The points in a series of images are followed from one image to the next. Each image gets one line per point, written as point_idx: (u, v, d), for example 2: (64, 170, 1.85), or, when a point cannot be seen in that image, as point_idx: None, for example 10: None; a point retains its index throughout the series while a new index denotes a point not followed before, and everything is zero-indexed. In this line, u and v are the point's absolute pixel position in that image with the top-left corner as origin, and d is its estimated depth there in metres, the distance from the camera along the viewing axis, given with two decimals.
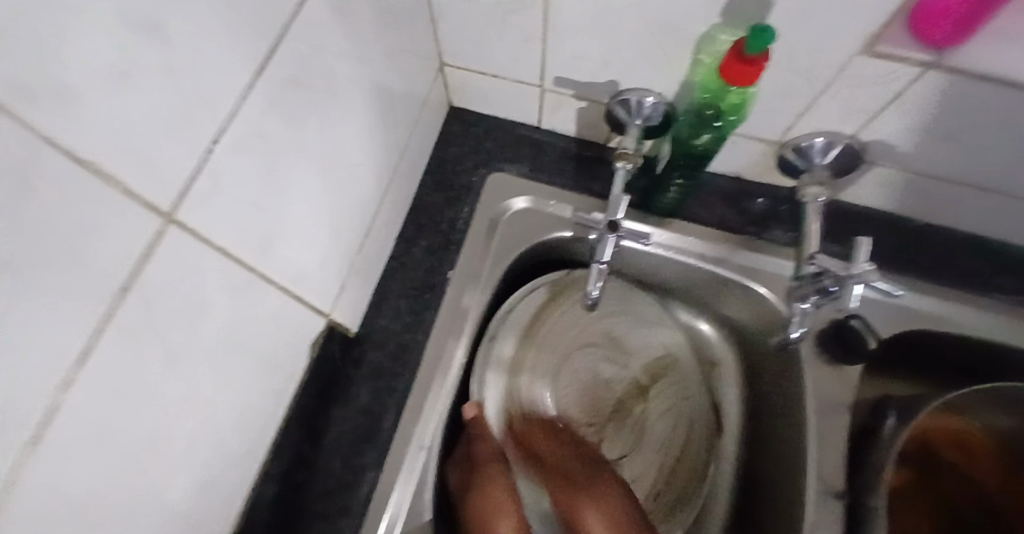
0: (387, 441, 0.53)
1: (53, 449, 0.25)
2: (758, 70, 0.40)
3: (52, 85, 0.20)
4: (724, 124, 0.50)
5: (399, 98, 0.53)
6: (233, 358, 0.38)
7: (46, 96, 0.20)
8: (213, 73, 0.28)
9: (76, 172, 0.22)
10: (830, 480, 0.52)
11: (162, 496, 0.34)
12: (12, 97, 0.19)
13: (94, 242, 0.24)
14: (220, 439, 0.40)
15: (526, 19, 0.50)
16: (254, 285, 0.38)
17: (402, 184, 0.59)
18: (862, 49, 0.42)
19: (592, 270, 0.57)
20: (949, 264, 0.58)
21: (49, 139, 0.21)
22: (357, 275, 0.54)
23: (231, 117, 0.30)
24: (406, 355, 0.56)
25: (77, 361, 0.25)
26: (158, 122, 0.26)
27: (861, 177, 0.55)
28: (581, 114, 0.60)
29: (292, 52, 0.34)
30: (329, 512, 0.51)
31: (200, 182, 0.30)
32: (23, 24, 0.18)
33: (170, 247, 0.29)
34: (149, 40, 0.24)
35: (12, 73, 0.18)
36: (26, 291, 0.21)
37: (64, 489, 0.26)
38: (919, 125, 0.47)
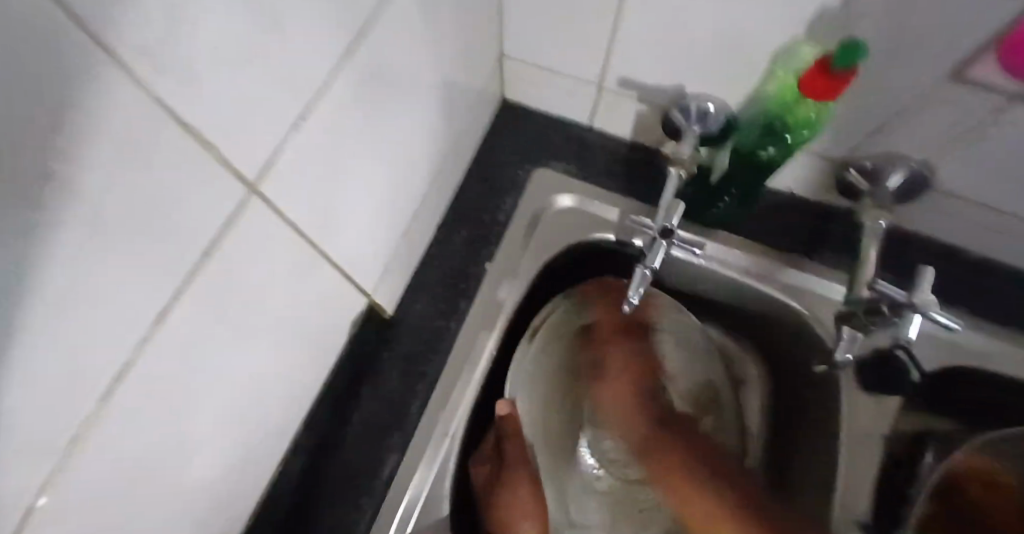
0: (413, 426, 0.54)
1: (119, 409, 0.25)
2: (843, 87, 0.39)
3: (175, 56, 0.20)
4: (793, 137, 0.49)
5: (459, 87, 0.52)
6: (286, 334, 0.39)
7: (168, 64, 0.20)
8: (308, 52, 0.28)
9: (185, 143, 0.23)
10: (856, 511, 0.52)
11: (203, 462, 0.35)
12: (136, 63, 0.19)
13: (189, 210, 0.25)
14: (262, 412, 0.40)
15: (596, 17, 0.49)
16: (315, 264, 0.39)
17: (451, 171, 0.59)
18: (945, 78, 0.41)
19: (635, 275, 0.56)
20: (1007, 306, 0.56)
21: (166, 108, 0.21)
22: (400, 259, 0.55)
23: (318, 96, 0.30)
24: (438, 344, 0.57)
25: (152, 323, 0.25)
26: (257, 100, 0.26)
27: (923, 207, 0.54)
28: (636, 117, 0.59)
29: (378, 36, 0.34)
30: (351, 491, 0.51)
31: (282, 157, 0.29)
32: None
33: (248, 217, 0.29)
34: (262, 17, 0.24)
35: (140, 40, 0.18)
36: (117, 254, 0.21)
37: (121, 446, 0.27)
38: (996, 160, 0.45)
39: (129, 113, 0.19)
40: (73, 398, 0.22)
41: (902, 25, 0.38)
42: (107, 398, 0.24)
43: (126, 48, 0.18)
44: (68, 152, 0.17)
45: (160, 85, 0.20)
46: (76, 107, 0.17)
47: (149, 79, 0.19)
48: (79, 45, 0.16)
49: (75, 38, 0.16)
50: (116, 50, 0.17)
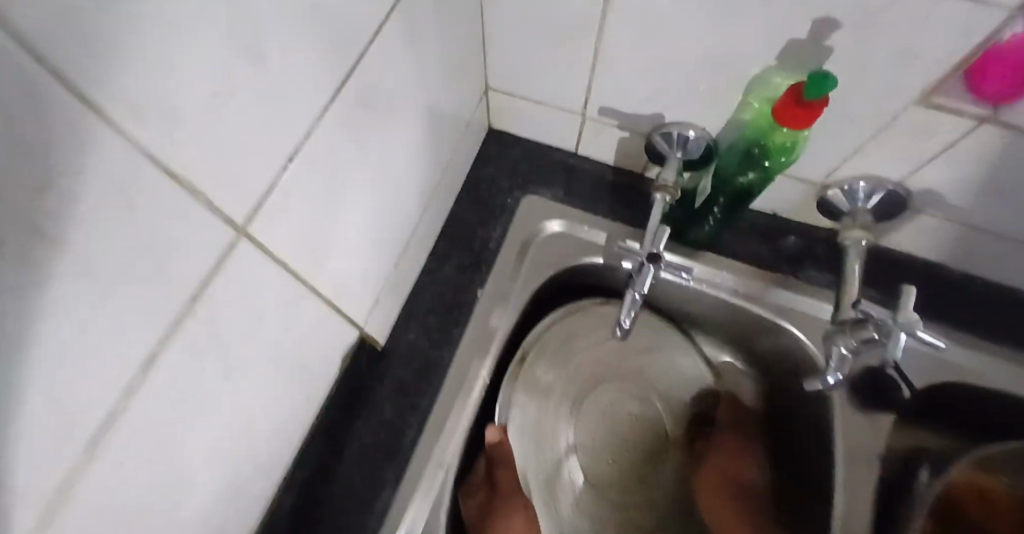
0: (407, 458, 0.53)
1: (109, 456, 0.25)
2: (817, 115, 0.40)
3: (159, 105, 0.21)
4: (772, 164, 0.50)
5: (446, 119, 0.54)
6: (277, 369, 0.39)
7: (151, 114, 0.21)
8: (295, 96, 0.29)
9: (171, 189, 0.23)
10: (855, 533, 0.52)
11: (194, 505, 0.35)
12: (118, 113, 0.19)
13: (179, 255, 0.25)
14: (253, 449, 0.40)
15: (577, 49, 0.51)
16: (305, 300, 0.39)
17: (440, 200, 0.60)
18: (915, 99, 0.42)
19: (624, 301, 0.56)
20: (989, 317, 0.57)
21: (151, 157, 0.21)
22: (391, 290, 0.55)
23: (304, 137, 0.31)
24: (431, 373, 0.57)
25: (141, 369, 0.25)
26: (245, 144, 0.27)
27: (903, 224, 0.55)
28: (621, 143, 0.61)
29: (363, 75, 0.35)
30: (346, 527, 0.51)
31: (271, 198, 0.30)
32: (135, 50, 0.19)
33: (237, 259, 0.30)
34: (249, 64, 0.25)
35: (121, 90, 0.19)
36: (104, 303, 0.22)
37: (112, 496, 0.27)
38: (970, 179, 0.47)
39: (110, 159, 0.20)
40: (61, 445, 0.22)
41: (869, 53, 0.40)
42: (97, 445, 0.24)
43: (106, 95, 0.19)
44: (52, 199, 0.18)
45: (143, 135, 0.21)
46: (51, 159, 0.17)
47: (131, 127, 0.20)
48: (56, 96, 0.17)
49: (51, 89, 0.16)
50: (93, 98, 0.18)
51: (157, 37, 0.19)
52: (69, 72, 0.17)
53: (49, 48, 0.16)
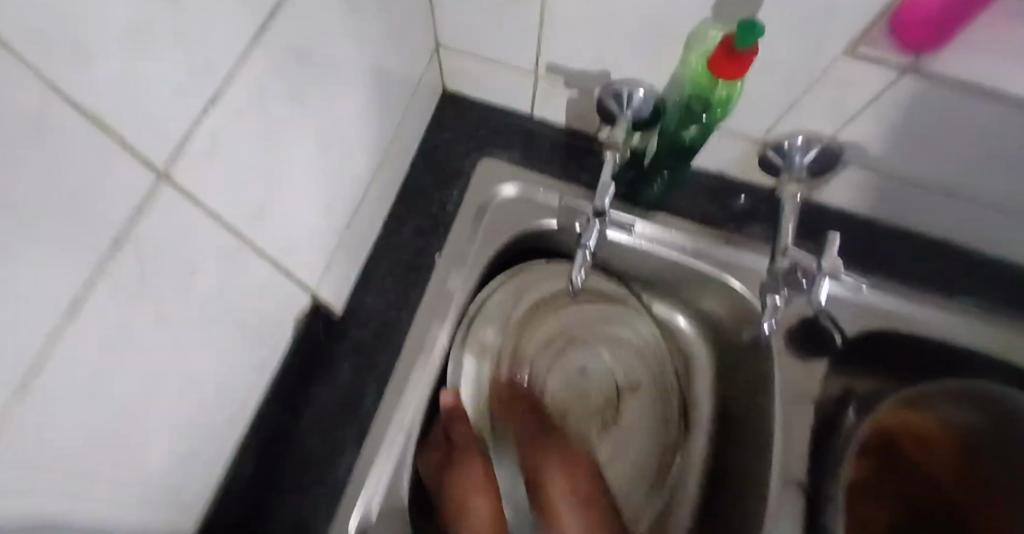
0: (366, 417, 0.54)
1: (44, 398, 0.26)
2: (747, 66, 0.41)
3: (68, 39, 0.21)
4: (710, 117, 0.51)
5: (395, 80, 0.53)
6: (221, 323, 0.39)
7: (59, 49, 0.20)
8: (218, 37, 0.29)
9: (86, 125, 0.23)
10: (794, 471, 0.55)
11: (138, 455, 0.35)
12: (30, 48, 0.19)
13: (95, 194, 0.25)
14: (201, 405, 0.41)
15: (523, 7, 0.51)
16: (245, 254, 0.39)
17: (394, 163, 0.60)
18: (844, 49, 0.43)
19: (577, 256, 0.57)
20: (915, 267, 0.61)
21: (61, 92, 0.21)
22: (345, 252, 0.55)
23: (229, 80, 0.31)
24: (389, 335, 0.58)
25: (68, 309, 0.26)
26: (163, 85, 0.26)
27: (837, 179, 0.58)
28: (573, 105, 0.61)
29: (295, 25, 0.35)
30: (306, 485, 0.52)
31: (195, 141, 0.30)
32: None
33: (163, 202, 0.30)
34: (164, 1, 0.24)
35: (31, 23, 0.19)
36: (19, 243, 0.22)
37: (49, 440, 0.27)
38: (894, 130, 0.49)
39: (23, 96, 0.20)
40: None
41: (800, 8, 0.41)
42: (25, 389, 0.24)
43: (21, 35, 0.19)
44: None
45: (55, 71, 0.21)
46: None
47: (44, 65, 0.20)
48: None
49: None
50: (11, 39, 0.18)
51: None
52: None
53: None
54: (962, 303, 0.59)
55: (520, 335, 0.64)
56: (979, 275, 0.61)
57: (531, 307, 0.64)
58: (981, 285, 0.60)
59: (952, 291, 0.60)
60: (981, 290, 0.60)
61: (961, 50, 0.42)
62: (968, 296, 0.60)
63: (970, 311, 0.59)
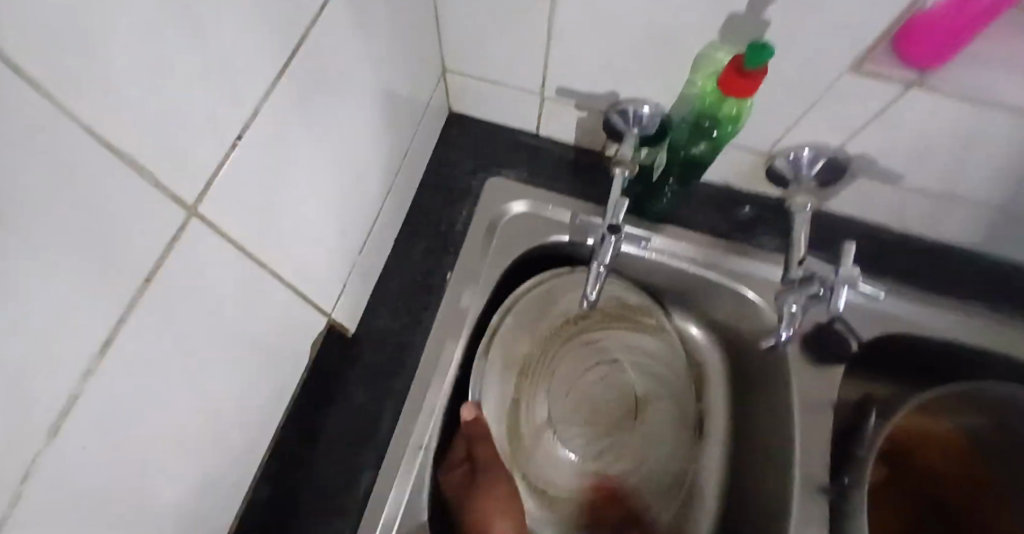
0: (384, 441, 0.54)
1: (71, 442, 0.26)
2: (756, 86, 0.42)
3: (100, 79, 0.21)
4: (720, 134, 0.53)
5: (404, 103, 0.54)
6: (242, 355, 0.39)
7: (91, 90, 0.21)
8: (242, 73, 0.29)
9: (117, 167, 0.23)
10: (815, 478, 0.55)
11: (163, 491, 0.35)
12: (60, 89, 0.19)
13: (126, 235, 0.25)
14: (222, 437, 0.40)
15: (529, 28, 0.51)
16: (266, 284, 0.39)
17: (403, 184, 0.60)
18: (851, 68, 0.44)
19: (590, 272, 0.58)
20: (923, 271, 0.61)
21: (92, 132, 0.21)
22: (358, 276, 0.55)
23: (253, 112, 0.31)
24: (404, 357, 0.58)
25: (96, 352, 0.25)
26: (191, 124, 0.27)
27: (842, 187, 0.58)
28: (580, 121, 0.62)
29: (311, 55, 0.35)
30: (326, 513, 0.51)
31: (221, 176, 0.30)
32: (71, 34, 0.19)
33: (190, 238, 0.30)
34: (191, 39, 0.25)
35: (63, 66, 0.19)
36: (47, 274, 0.21)
37: (73, 483, 0.27)
38: (897, 141, 0.50)
39: (55, 137, 0.20)
40: (24, 429, 0.23)
41: (804, 25, 0.42)
42: (58, 428, 0.25)
43: (49, 75, 0.19)
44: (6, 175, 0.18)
45: (86, 112, 0.21)
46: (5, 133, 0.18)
47: (76, 107, 0.20)
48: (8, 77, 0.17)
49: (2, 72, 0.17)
50: (40, 79, 0.18)
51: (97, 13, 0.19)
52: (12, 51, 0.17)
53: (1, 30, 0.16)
54: (970, 305, 0.60)
55: (538, 351, 0.64)
56: (986, 275, 0.62)
57: (547, 323, 0.65)
58: (989, 285, 0.61)
59: (960, 294, 0.60)
60: (989, 290, 0.61)
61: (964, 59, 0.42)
62: (977, 296, 0.60)
63: (979, 313, 0.59)
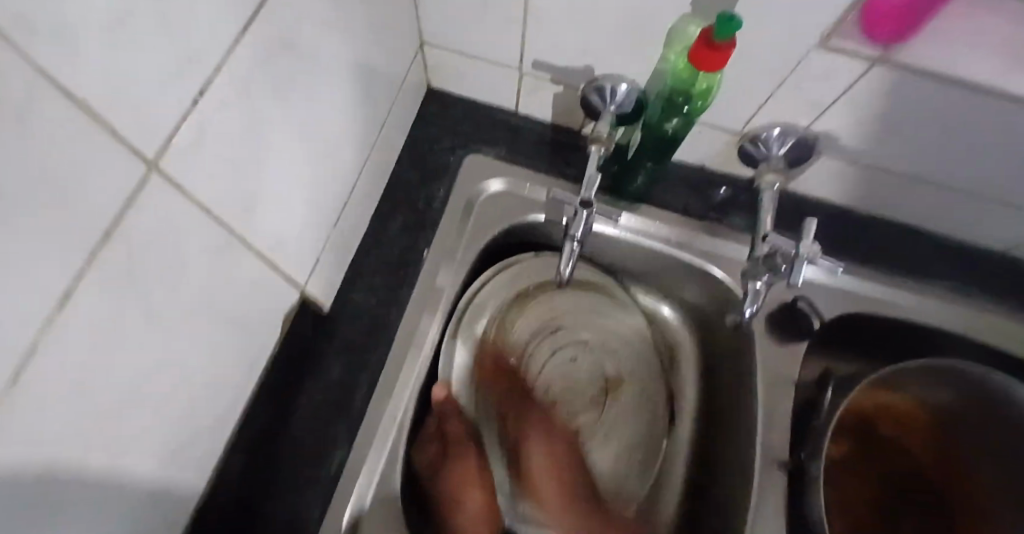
0: (359, 414, 0.54)
1: (31, 393, 0.25)
2: (725, 60, 0.43)
3: (56, 19, 0.21)
4: (692, 109, 0.52)
5: (380, 76, 0.54)
6: (211, 319, 0.39)
7: (46, 30, 0.20)
8: (206, 28, 0.29)
9: (74, 111, 0.23)
10: (774, 452, 0.56)
11: (130, 453, 0.35)
12: (16, 28, 0.19)
13: (85, 185, 0.25)
14: (192, 402, 0.40)
15: (506, 2, 0.51)
16: (235, 249, 0.39)
17: (380, 159, 0.60)
18: (817, 45, 0.45)
19: (565, 248, 0.59)
20: (888, 252, 0.63)
21: (51, 78, 0.21)
22: (333, 249, 0.55)
23: (218, 70, 0.31)
24: (379, 331, 0.58)
25: (56, 301, 0.25)
26: (152, 76, 0.27)
27: (812, 168, 0.60)
28: (557, 100, 0.62)
29: (279, 16, 0.35)
30: (300, 484, 0.51)
31: (183, 133, 0.30)
32: None
33: (153, 193, 0.29)
34: None
35: (19, 4, 0.19)
36: (8, 219, 0.21)
37: (36, 437, 0.27)
38: (862, 122, 0.51)
39: (12, 80, 0.20)
40: None
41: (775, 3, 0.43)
42: (17, 376, 0.24)
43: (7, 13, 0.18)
44: None
45: (42, 55, 0.21)
46: None
47: (32, 48, 0.20)
48: None
49: None
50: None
51: None
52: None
53: None
54: (931, 285, 0.62)
55: (514, 329, 0.65)
56: (948, 256, 0.64)
57: (521, 300, 0.65)
58: (950, 266, 0.63)
59: (923, 275, 0.62)
60: (950, 271, 0.63)
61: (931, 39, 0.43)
62: (938, 277, 0.62)
63: (940, 293, 0.61)
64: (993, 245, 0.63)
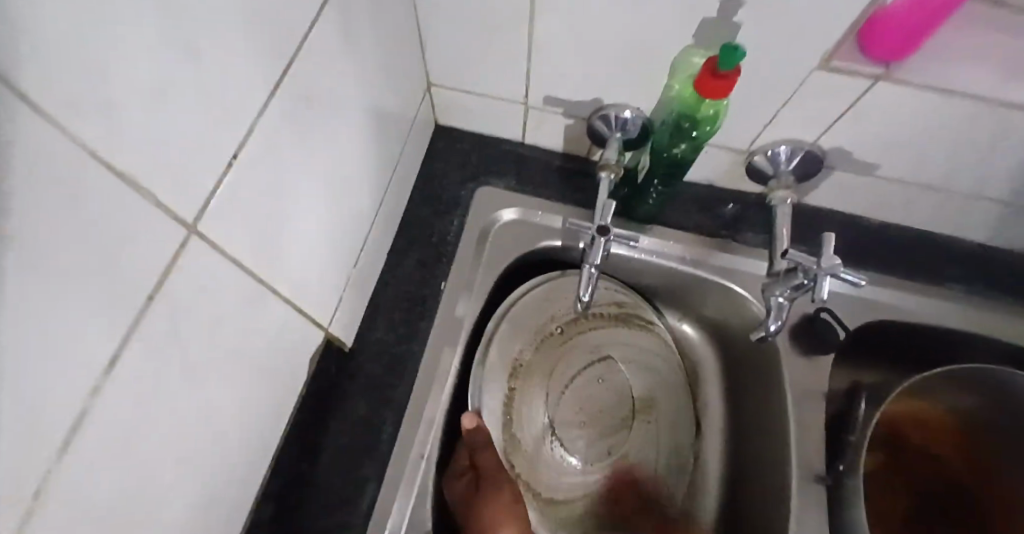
0: (386, 453, 0.54)
1: (78, 460, 0.26)
2: (730, 87, 0.44)
3: (98, 100, 0.22)
4: (700, 134, 0.53)
5: (391, 117, 0.55)
6: (243, 368, 0.40)
7: (89, 110, 0.21)
8: (235, 92, 0.30)
9: (120, 187, 0.24)
10: (812, 466, 0.56)
11: (169, 508, 0.35)
12: (63, 113, 0.20)
13: (129, 254, 0.26)
14: (226, 452, 0.41)
15: (510, 41, 0.53)
16: (265, 299, 0.40)
17: (394, 197, 0.61)
18: (817, 65, 0.47)
19: (582, 273, 0.59)
20: (904, 258, 0.63)
21: (95, 155, 0.22)
22: (353, 290, 0.56)
23: (247, 134, 0.32)
24: (402, 367, 0.58)
25: (104, 368, 0.26)
26: (188, 145, 0.28)
27: (820, 181, 0.60)
28: (565, 129, 0.63)
29: (300, 72, 0.36)
30: (332, 527, 0.51)
31: (217, 199, 0.31)
32: (68, 58, 0.20)
33: (190, 255, 0.30)
34: (184, 63, 0.26)
35: (64, 88, 0.20)
36: (57, 294, 0.22)
37: (83, 501, 0.27)
38: (867, 135, 0.52)
39: (56, 161, 0.21)
40: (32, 447, 0.23)
41: (774, 28, 0.44)
42: (68, 443, 0.25)
43: (53, 96, 0.19)
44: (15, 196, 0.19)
45: (87, 134, 0.22)
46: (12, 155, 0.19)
47: (78, 130, 0.21)
48: (14, 106, 0.18)
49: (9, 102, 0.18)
50: (44, 108, 0.19)
51: (94, 38, 0.20)
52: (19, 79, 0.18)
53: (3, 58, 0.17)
54: (951, 289, 0.62)
55: (538, 359, 0.64)
56: (963, 259, 0.64)
57: (541, 326, 0.65)
58: (968, 269, 0.63)
59: (942, 280, 0.62)
60: (968, 273, 0.63)
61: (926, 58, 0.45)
62: (958, 281, 0.62)
63: (960, 296, 0.61)
64: (1008, 244, 0.63)
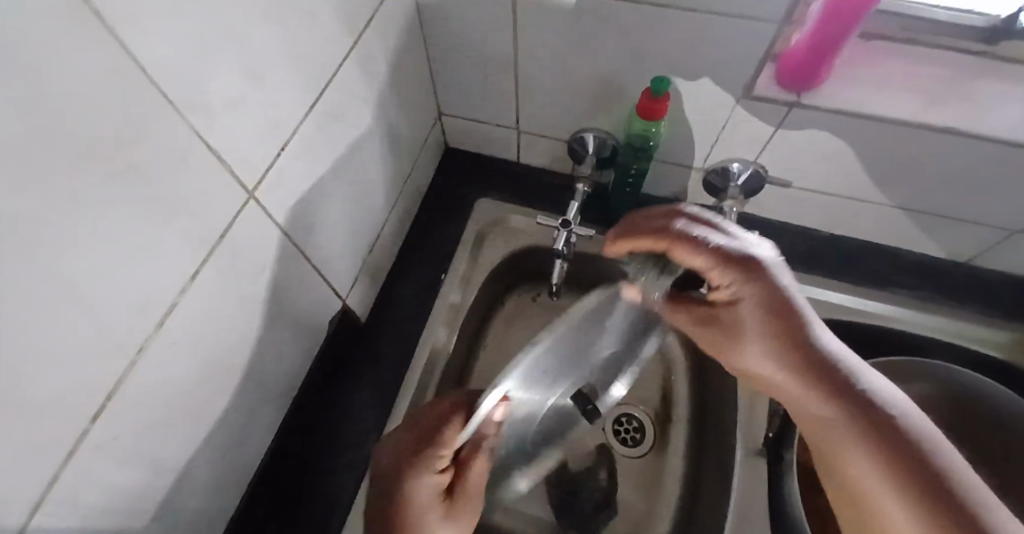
0: (387, 409, 0.65)
1: (167, 337, 0.38)
2: (663, 112, 0.56)
3: (201, 99, 0.35)
4: (650, 147, 0.65)
5: (406, 136, 0.69)
6: (278, 313, 0.52)
7: (194, 104, 0.35)
8: (286, 103, 0.44)
9: (209, 156, 0.37)
10: (753, 440, 0.62)
11: (218, 407, 0.47)
12: (182, 104, 0.34)
13: (213, 202, 0.39)
14: (261, 379, 0.53)
15: (500, 78, 0.67)
16: (299, 262, 0.53)
17: (406, 201, 0.74)
18: (742, 94, 0.58)
19: (556, 266, 0.69)
20: (849, 264, 0.73)
21: (199, 134, 0.36)
22: (368, 273, 0.68)
23: (293, 133, 0.46)
24: (406, 340, 0.69)
25: (190, 276, 0.39)
26: (255, 136, 0.41)
27: (767, 194, 0.71)
28: (550, 150, 0.76)
29: (334, 95, 0.50)
30: (339, 466, 0.62)
31: (270, 175, 0.45)
32: (180, 71, 0.33)
33: (248, 215, 0.43)
34: (255, 82, 0.40)
35: (183, 88, 0.34)
36: (166, 215, 0.35)
37: (171, 369, 0.39)
38: (798, 151, 0.63)
39: (175, 133, 0.34)
40: (143, 314, 0.35)
41: (702, 64, 0.56)
42: (163, 320, 0.37)
43: (179, 92, 0.33)
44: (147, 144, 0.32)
45: (196, 121, 0.35)
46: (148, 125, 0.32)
47: (188, 116, 0.35)
48: (152, 94, 0.32)
49: (149, 91, 0.31)
50: (169, 97, 0.33)
51: (200, 63, 0.34)
52: (155, 76, 0.31)
53: (150, 66, 0.31)
54: (893, 293, 0.70)
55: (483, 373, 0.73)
56: (908, 267, 0.73)
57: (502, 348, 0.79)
58: (912, 277, 0.72)
59: (888, 284, 0.71)
60: (912, 281, 0.71)
61: (829, 93, 0.57)
62: (901, 287, 0.71)
63: (903, 299, 0.70)
64: (948, 255, 0.72)
